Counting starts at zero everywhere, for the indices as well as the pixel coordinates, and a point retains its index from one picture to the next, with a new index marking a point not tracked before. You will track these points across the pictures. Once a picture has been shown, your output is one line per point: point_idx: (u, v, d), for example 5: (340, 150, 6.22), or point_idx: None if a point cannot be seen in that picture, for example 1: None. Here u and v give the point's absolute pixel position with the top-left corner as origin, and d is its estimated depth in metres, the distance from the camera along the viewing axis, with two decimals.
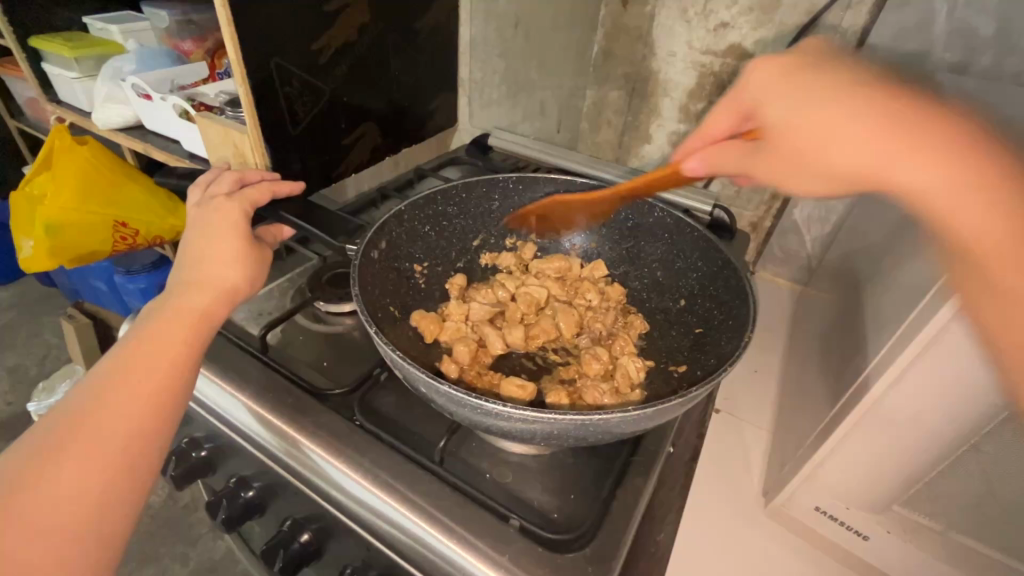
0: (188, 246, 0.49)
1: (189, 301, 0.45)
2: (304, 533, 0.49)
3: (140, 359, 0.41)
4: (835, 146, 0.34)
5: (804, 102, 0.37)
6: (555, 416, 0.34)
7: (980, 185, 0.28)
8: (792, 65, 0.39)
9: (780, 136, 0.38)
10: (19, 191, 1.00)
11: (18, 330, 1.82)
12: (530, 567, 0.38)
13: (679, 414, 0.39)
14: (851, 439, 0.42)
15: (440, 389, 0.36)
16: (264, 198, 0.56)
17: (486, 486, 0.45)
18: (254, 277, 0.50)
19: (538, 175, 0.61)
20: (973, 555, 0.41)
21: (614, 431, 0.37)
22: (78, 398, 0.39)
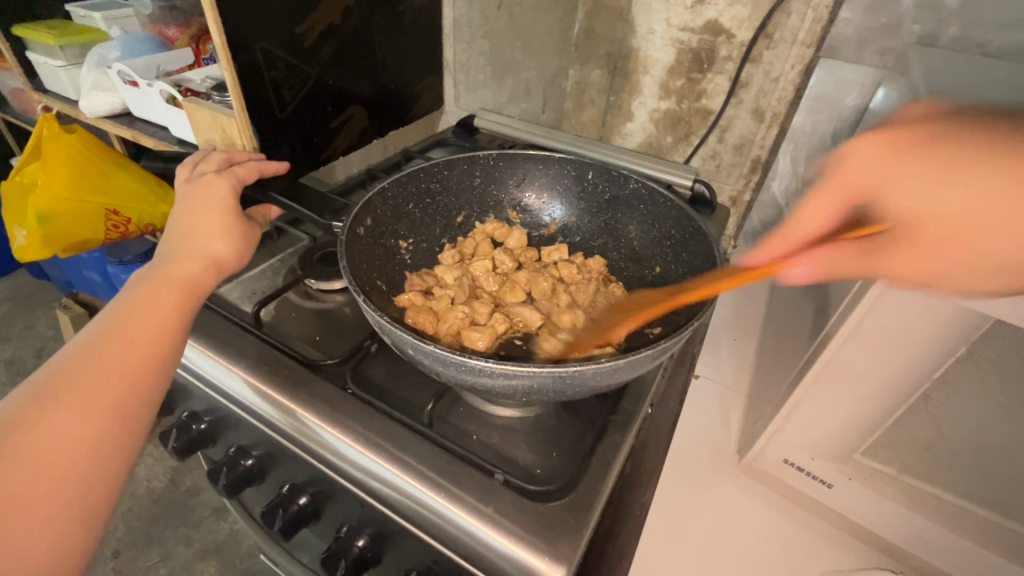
0: (176, 218, 0.51)
1: (181, 269, 0.47)
2: (302, 496, 0.51)
3: (135, 321, 0.43)
4: (993, 234, 0.30)
5: (949, 190, 0.31)
6: (533, 369, 0.36)
7: None
8: (890, 150, 0.34)
9: (917, 232, 0.33)
10: (9, 181, 1.01)
11: (13, 323, 1.85)
12: (513, 516, 0.41)
13: (651, 367, 0.41)
14: (813, 393, 0.45)
15: (426, 349, 0.38)
16: (253, 175, 0.58)
17: (473, 447, 0.48)
18: (245, 249, 0.53)
19: (518, 152, 0.63)
20: (932, 502, 0.44)
21: (591, 384, 0.40)
22: (72, 354, 0.41)
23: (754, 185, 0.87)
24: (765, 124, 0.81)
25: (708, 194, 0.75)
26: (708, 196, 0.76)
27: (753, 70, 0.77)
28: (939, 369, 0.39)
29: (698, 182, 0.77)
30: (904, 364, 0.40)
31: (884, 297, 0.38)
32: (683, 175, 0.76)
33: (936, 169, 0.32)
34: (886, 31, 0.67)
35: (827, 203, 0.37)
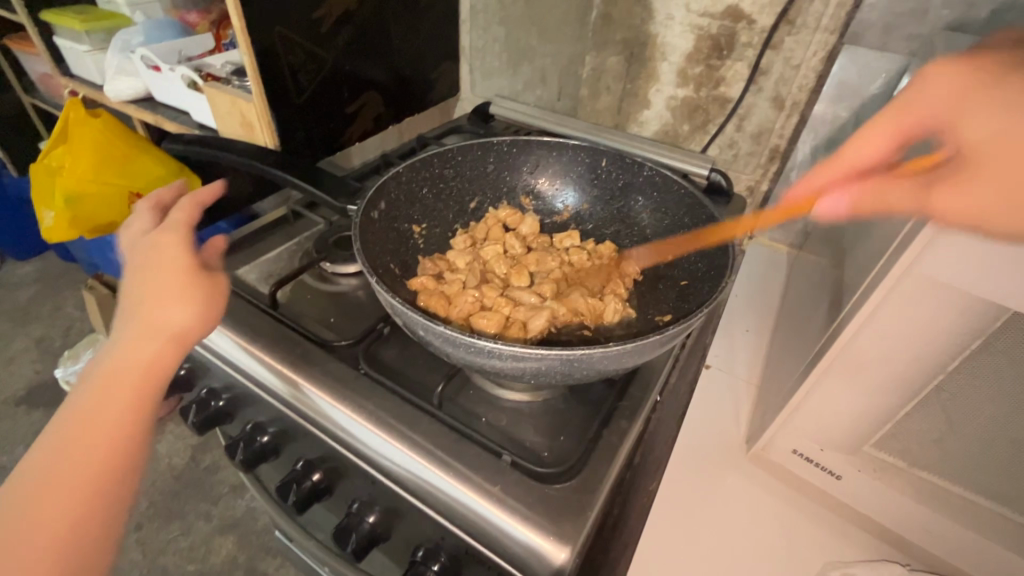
0: (129, 288, 0.46)
1: (131, 359, 0.43)
2: (316, 472, 0.53)
3: (84, 436, 0.40)
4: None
5: (1010, 121, 0.33)
6: (541, 351, 0.37)
7: None
8: (959, 86, 0.37)
9: (975, 158, 0.34)
10: (38, 164, 1.04)
11: (42, 304, 1.91)
12: (519, 497, 0.42)
13: (659, 353, 0.41)
14: (822, 384, 0.45)
15: (437, 330, 0.39)
16: (193, 216, 0.52)
17: (481, 429, 0.48)
18: (210, 309, 0.46)
19: (532, 138, 0.63)
20: (946, 496, 0.44)
21: (598, 368, 0.40)
22: (34, 467, 0.40)
23: (772, 174, 0.86)
24: (785, 113, 0.79)
25: (723, 183, 0.74)
26: (723, 185, 0.75)
27: (773, 57, 0.76)
28: (954, 360, 0.39)
29: (713, 170, 0.77)
30: (916, 356, 0.40)
31: (898, 288, 0.37)
32: (699, 164, 0.75)
33: (1002, 107, 0.34)
34: (913, 15, 0.66)
35: (885, 131, 0.39)
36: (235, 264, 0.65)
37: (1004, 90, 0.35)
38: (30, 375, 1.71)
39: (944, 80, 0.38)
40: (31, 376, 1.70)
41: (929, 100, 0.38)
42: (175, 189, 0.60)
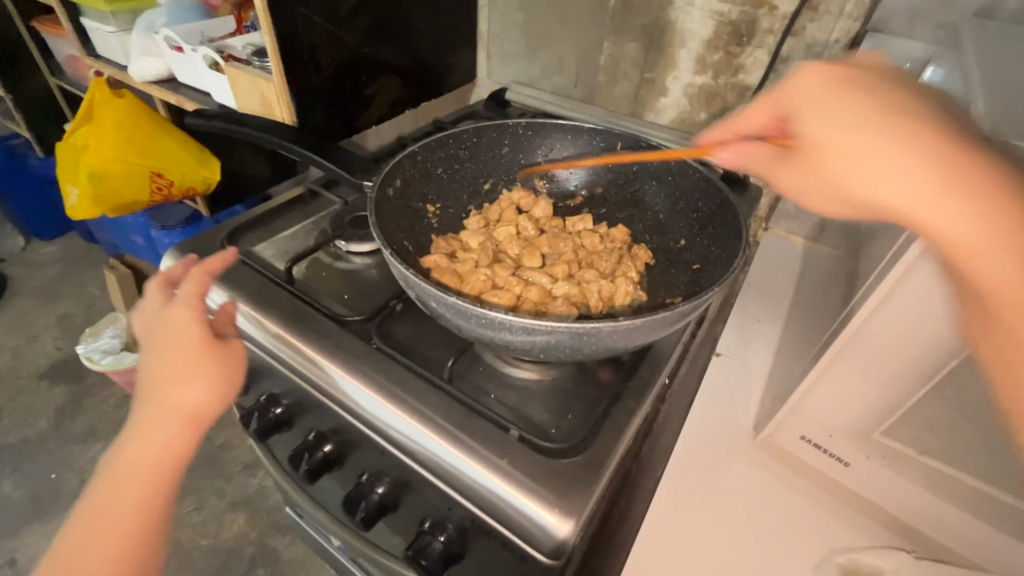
0: (144, 365, 0.46)
1: (144, 448, 0.44)
2: (327, 444, 0.54)
3: (115, 517, 0.43)
4: (856, 167, 0.30)
5: (844, 120, 0.31)
6: (550, 324, 0.37)
7: (975, 192, 0.26)
8: (835, 79, 0.34)
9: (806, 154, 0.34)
10: (65, 143, 1.07)
11: (64, 283, 1.96)
12: (526, 470, 0.42)
13: (669, 332, 0.42)
14: (832, 368, 0.45)
15: (448, 301, 0.40)
16: (206, 283, 0.49)
17: (490, 404, 0.49)
18: (227, 393, 0.46)
19: (547, 121, 0.63)
20: (959, 488, 0.43)
21: (606, 345, 0.40)
22: (71, 534, 0.44)
23: None
24: None
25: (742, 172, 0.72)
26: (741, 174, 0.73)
27: (795, 45, 0.74)
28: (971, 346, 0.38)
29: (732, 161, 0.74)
30: (929, 341, 0.39)
31: (915, 269, 0.37)
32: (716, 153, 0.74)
33: (844, 107, 0.32)
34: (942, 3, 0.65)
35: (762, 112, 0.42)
36: (253, 240, 0.66)
37: (865, 97, 0.32)
38: (53, 351, 1.76)
39: (811, 78, 0.35)
40: (54, 352, 1.75)
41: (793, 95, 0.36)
42: (189, 261, 0.55)
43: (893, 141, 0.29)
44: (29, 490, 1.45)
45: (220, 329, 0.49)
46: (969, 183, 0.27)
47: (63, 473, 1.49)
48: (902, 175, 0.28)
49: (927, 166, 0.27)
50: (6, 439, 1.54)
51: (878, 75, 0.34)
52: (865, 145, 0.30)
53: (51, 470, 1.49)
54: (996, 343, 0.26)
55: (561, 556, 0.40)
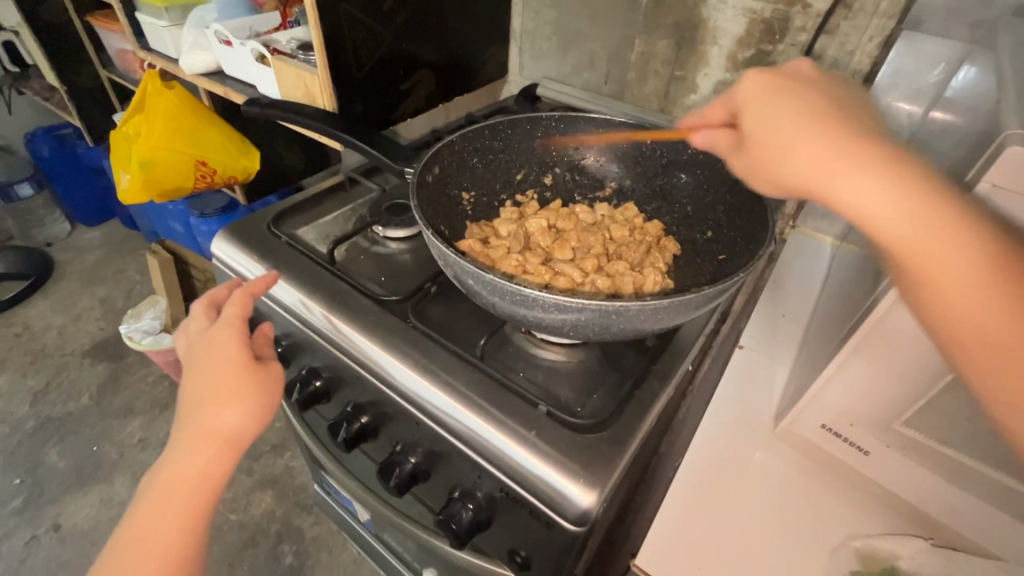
0: (189, 387, 0.50)
1: (189, 465, 0.48)
2: (364, 416, 0.58)
3: (164, 520, 0.49)
4: (799, 162, 0.34)
5: (791, 123, 0.35)
6: (581, 301, 0.40)
7: (915, 202, 0.31)
8: (772, 84, 0.39)
9: (756, 149, 0.38)
10: (117, 131, 1.13)
11: (106, 267, 2.06)
12: (554, 443, 0.44)
13: (693, 314, 0.44)
14: (855, 357, 0.46)
15: (485, 278, 0.42)
16: (247, 309, 0.53)
17: (519, 381, 0.52)
18: (262, 414, 0.50)
19: (580, 114, 0.65)
20: (977, 480, 0.44)
21: (633, 323, 0.42)
22: (125, 538, 0.49)
23: None
24: None
25: None
26: None
27: (827, 42, 0.74)
28: None
29: None
30: None
31: None
32: None
33: (788, 112, 0.36)
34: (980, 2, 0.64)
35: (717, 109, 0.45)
36: (295, 224, 0.70)
37: (804, 103, 0.36)
38: (95, 331, 1.85)
39: (752, 85, 0.39)
40: (96, 332, 1.84)
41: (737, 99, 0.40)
42: (232, 283, 0.58)
43: (845, 148, 0.33)
44: (72, 461, 1.53)
45: (259, 349, 0.54)
46: (915, 201, 0.31)
47: (102, 447, 1.57)
48: (854, 181, 0.32)
49: (885, 178, 0.31)
50: (52, 413, 1.63)
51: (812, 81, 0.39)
52: (814, 150, 0.34)
53: (92, 443, 1.57)
54: (968, 351, 0.31)
55: (586, 524, 0.42)
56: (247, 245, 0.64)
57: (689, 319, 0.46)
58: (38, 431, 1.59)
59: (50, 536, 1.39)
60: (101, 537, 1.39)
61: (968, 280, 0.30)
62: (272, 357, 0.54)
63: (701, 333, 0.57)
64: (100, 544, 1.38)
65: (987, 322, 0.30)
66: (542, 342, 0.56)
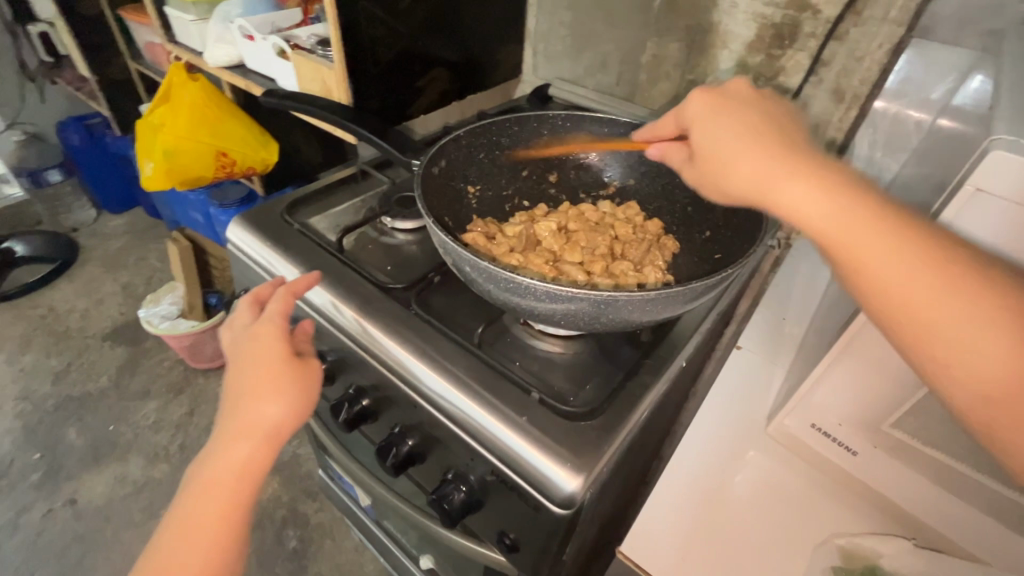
0: (231, 383, 0.51)
1: (232, 458, 0.49)
2: (365, 398, 0.60)
3: (208, 514, 0.49)
4: (735, 166, 0.40)
5: (727, 132, 0.41)
6: (571, 289, 0.41)
7: (837, 198, 0.36)
8: (713, 99, 0.44)
9: (700, 157, 0.43)
10: (144, 121, 1.18)
11: (128, 254, 2.12)
12: (546, 429, 0.46)
13: (682, 306, 0.45)
14: (844, 356, 0.47)
15: (479, 266, 0.44)
16: (288, 306, 0.54)
17: (515, 370, 0.53)
18: (303, 408, 0.51)
19: (586, 114, 0.66)
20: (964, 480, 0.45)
21: (623, 313, 0.44)
22: (171, 532, 0.50)
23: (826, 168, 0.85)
24: (844, 105, 0.78)
25: None
26: None
27: (837, 48, 0.74)
28: None
29: None
30: None
31: None
32: None
33: (726, 125, 0.41)
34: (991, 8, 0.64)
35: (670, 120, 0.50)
36: (307, 213, 0.72)
37: (741, 117, 0.42)
38: (116, 315, 1.91)
39: (696, 103, 0.44)
40: (117, 316, 1.90)
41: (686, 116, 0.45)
42: (277, 280, 0.59)
43: (770, 159, 0.38)
44: (89, 439, 1.59)
45: (299, 345, 0.55)
46: (832, 199, 0.36)
47: (119, 427, 1.62)
48: (787, 184, 0.37)
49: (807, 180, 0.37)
50: (72, 392, 1.69)
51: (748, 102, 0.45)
52: (747, 154, 0.39)
53: (109, 423, 1.62)
54: (897, 327, 0.34)
55: (572, 507, 0.43)
56: (260, 232, 0.67)
57: (680, 311, 0.47)
58: (59, 409, 1.64)
59: (66, 510, 1.44)
60: (114, 514, 1.44)
61: (891, 260, 0.34)
62: (311, 352, 0.55)
63: (697, 330, 0.58)
64: (113, 520, 1.43)
65: (911, 298, 0.33)
66: (541, 334, 0.58)
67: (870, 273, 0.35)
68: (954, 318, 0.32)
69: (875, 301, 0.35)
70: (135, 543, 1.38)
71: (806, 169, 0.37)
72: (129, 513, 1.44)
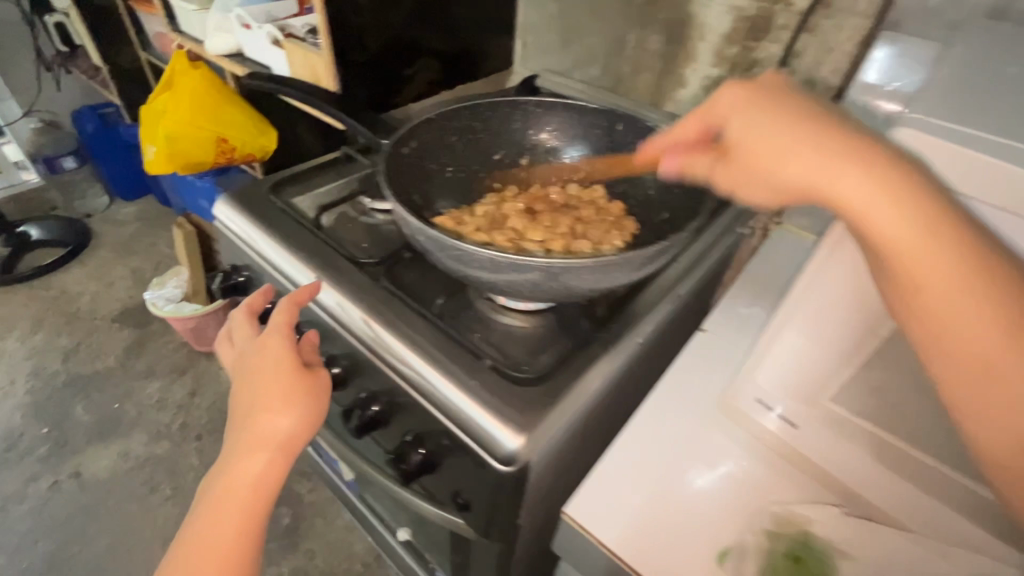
0: (244, 391, 0.54)
1: (248, 468, 0.51)
2: (337, 367, 0.63)
3: (224, 531, 0.50)
4: (791, 160, 0.35)
5: (772, 123, 0.37)
6: (509, 259, 0.46)
7: (910, 205, 0.32)
8: (752, 92, 0.40)
9: (740, 149, 0.39)
10: (148, 108, 1.22)
11: (138, 240, 2.18)
12: (496, 395, 0.48)
13: (619, 274, 0.48)
14: (782, 330, 0.49)
15: (427, 234, 0.48)
16: (292, 316, 0.56)
17: (474, 339, 0.56)
18: (314, 417, 0.53)
19: (556, 101, 0.69)
20: (899, 454, 0.47)
21: (560, 280, 0.47)
22: (187, 537, 0.51)
23: None
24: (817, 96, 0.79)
25: None
26: None
27: (809, 41, 0.76)
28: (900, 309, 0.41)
29: None
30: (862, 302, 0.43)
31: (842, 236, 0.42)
32: None
33: (771, 116, 0.37)
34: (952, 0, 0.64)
35: (692, 122, 0.44)
36: (292, 193, 0.76)
37: (787, 105, 0.37)
38: (125, 298, 1.97)
39: (734, 94, 0.40)
40: (126, 299, 1.96)
41: (719, 107, 0.41)
42: (269, 290, 0.64)
43: (835, 148, 0.34)
44: (95, 415, 1.64)
45: (307, 356, 0.57)
46: (907, 204, 0.32)
47: (123, 404, 1.68)
48: (851, 179, 0.33)
49: (876, 176, 0.33)
50: (80, 370, 1.75)
51: (795, 87, 0.40)
52: (791, 147, 0.35)
53: (114, 401, 1.68)
54: (936, 346, 0.33)
55: (514, 464, 0.45)
56: (245, 209, 0.70)
57: (621, 282, 0.50)
58: (67, 387, 1.71)
59: (71, 482, 1.50)
60: (116, 487, 1.50)
61: (945, 278, 0.32)
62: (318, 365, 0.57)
63: (656, 312, 0.60)
64: (115, 493, 1.49)
65: (978, 327, 0.32)
66: (505, 309, 0.60)
67: (918, 287, 0.33)
68: (1004, 357, 0.31)
69: (922, 318, 0.33)
70: (135, 516, 1.44)
71: (878, 165, 0.33)
72: (131, 487, 1.50)
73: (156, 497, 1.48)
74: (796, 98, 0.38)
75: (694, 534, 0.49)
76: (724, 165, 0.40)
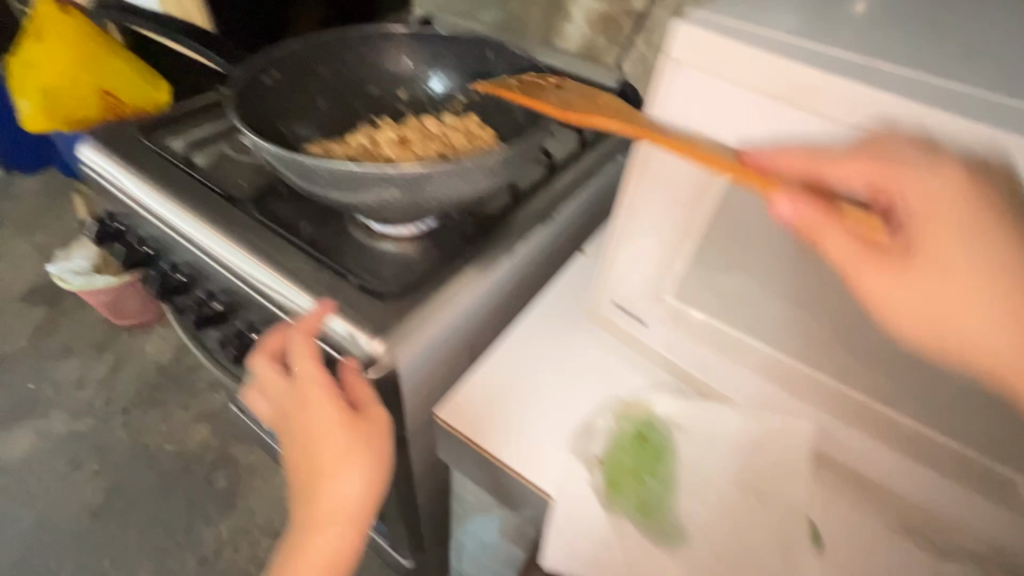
0: (308, 444, 0.48)
1: (326, 547, 0.47)
2: (219, 302, 0.64)
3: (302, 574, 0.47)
4: (950, 255, 0.35)
5: (930, 187, 0.35)
6: (342, 166, 0.47)
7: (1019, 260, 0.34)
8: (874, 151, 0.36)
9: (882, 241, 0.37)
10: (17, 59, 1.13)
11: (40, 214, 2.03)
12: (360, 311, 0.52)
13: (458, 183, 0.50)
14: (623, 229, 0.52)
15: (264, 148, 0.49)
16: (309, 350, 0.49)
17: (343, 262, 0.58)
18: (379, 474, 0.48)
19: (427, 32, 0.71)
20: (734, 342, 0.52)
21: (397, 188, 0.49)
22: None
23: None
24: None
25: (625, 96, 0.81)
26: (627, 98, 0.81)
27: None
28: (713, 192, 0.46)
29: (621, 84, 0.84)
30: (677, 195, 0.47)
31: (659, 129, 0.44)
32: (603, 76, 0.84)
33: (914, 161, 0.34)
34: None
35: (790, 155, 0.38)
36: (166, 135, 0.73)
37: (893, 152, 0.35)
38: (30, 275, 1.85)
39: (837, 95, 0.36)
40: (31, 276, 1.84)
41: (797, 164, 0.38)
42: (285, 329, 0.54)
43: (955, 210, 0.35)
44: (8, 398, 1.57)
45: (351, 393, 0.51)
46: (1001, 267, 0.34)
47: (40, 385, 1.61)
48: (922, 171, 0.34)
49: (988, 241, 0.35)
50: None
51: (875, 104, 0.35)
52: (905, 178, 0.34)
53: (27, 382, 1.61)
54: (928, 334, 0.38)
55: (376, 368, 0.50)
56: (112, 150, 0.68)
57: (465, 192, 0.52)
58: None
59: None
60: (38, 467, 1.45)
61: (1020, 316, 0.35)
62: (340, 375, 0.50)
63: (530, 234, 0.64)
64: (38, 473, 1.44)
65: (1001, 350, 0.36)
66: (381, 236, 0.62)
67: (957, 323, 0.36)
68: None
69: (985, 365, 0.37)
70: (62, 493, 1.41)
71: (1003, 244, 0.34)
72: (54, 466, 1.45)
73: (83, 473, 1.44)
74: (881, 140, 0.35)
75: (562, 418, 0.54)
76: (841, 228, 0.36)
